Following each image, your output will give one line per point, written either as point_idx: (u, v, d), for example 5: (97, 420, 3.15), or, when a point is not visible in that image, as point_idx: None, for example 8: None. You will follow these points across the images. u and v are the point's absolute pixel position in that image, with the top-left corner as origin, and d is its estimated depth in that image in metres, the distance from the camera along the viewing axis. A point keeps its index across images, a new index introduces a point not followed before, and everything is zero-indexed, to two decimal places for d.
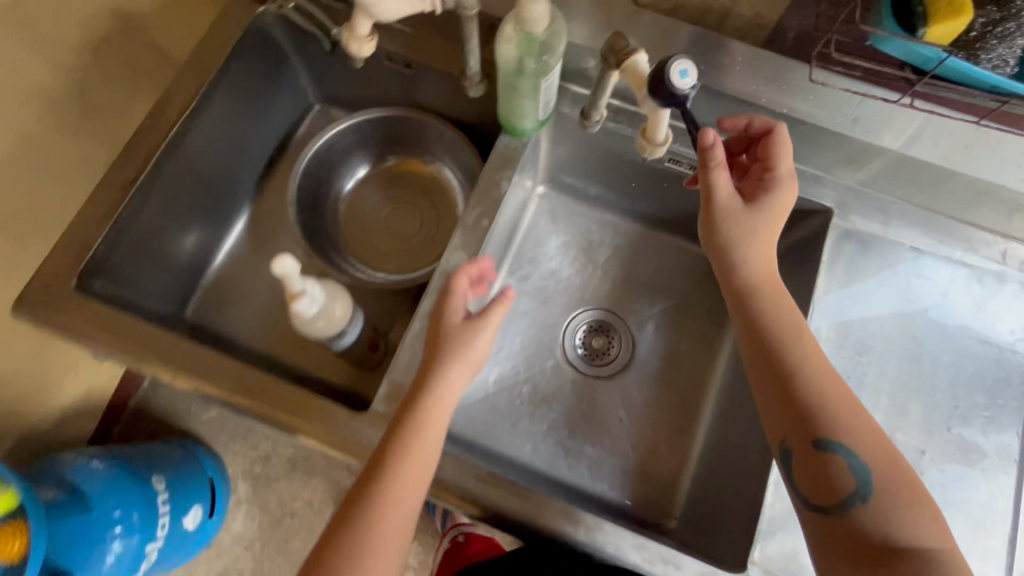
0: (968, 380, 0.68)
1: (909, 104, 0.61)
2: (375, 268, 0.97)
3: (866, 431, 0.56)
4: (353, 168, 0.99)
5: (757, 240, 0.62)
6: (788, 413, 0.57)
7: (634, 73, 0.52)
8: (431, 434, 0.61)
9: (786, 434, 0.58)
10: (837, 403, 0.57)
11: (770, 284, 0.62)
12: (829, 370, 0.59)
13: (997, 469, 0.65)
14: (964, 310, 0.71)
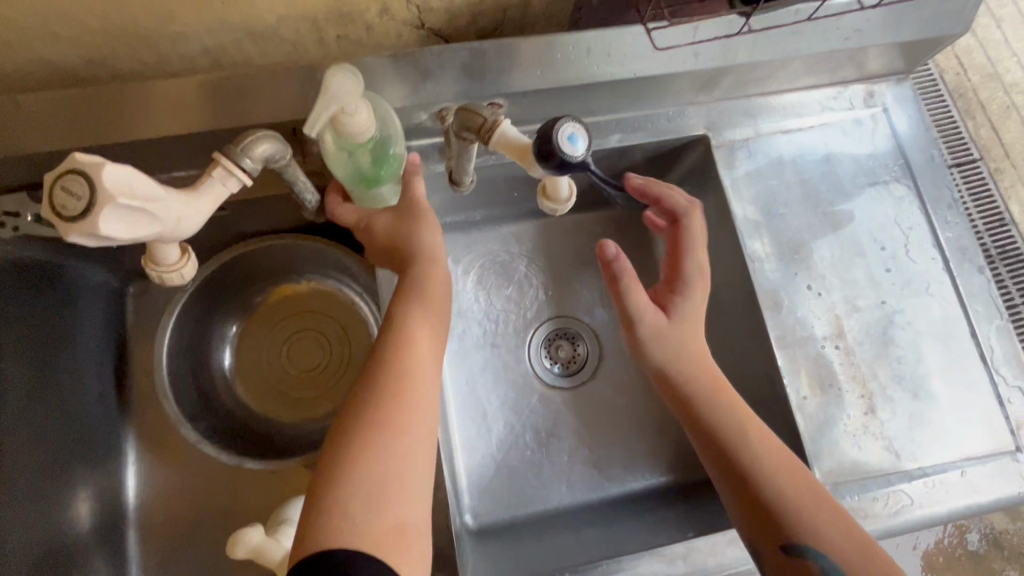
0: (883, 218, 0.73)
1: (747, 30, 0.62)
2: (309, 421, 0.82)
3: (830, 525, 0.57)
4: (222, 333, 0.83)
5: (682, 355, 0.66)
6: (755, 513, 0.59)
7: (509, 143, 0.46)
8: (413, 370, 0.56)
9: (753, 539, 0.59)
10: (798, 494, 0.58)
11: (712, 392, 0.64)
12: (789, 462, 0.60)
13: (937, 284, 0.71)
14: (849, 164, 0.75)
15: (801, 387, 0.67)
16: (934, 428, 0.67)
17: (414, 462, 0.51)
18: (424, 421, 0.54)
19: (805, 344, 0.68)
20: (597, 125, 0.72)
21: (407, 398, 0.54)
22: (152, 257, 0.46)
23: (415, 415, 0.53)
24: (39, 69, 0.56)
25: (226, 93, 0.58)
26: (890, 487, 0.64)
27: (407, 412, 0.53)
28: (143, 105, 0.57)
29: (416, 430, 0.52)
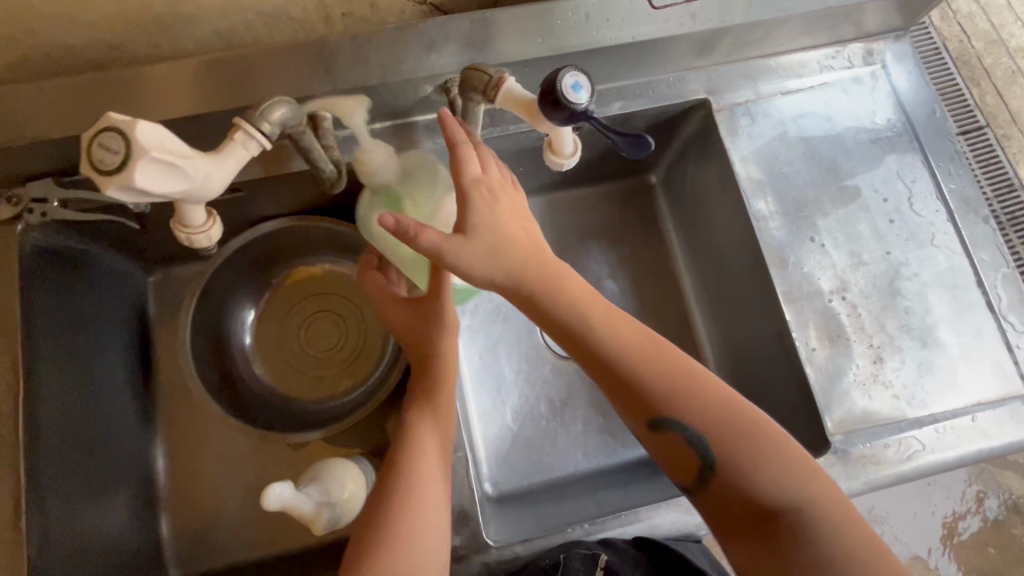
0: (886, 172, 0.74)
1: None
2: (327, 399, 0.84)
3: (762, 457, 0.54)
4: (242, 314, 0.86)
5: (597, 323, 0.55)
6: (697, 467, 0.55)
7: (515, 100, 0.47)
8: (427, 472, 0.59)
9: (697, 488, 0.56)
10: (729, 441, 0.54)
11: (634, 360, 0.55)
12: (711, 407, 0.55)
13: (942, 235, 0.72)
14: (850, 122, 0.76)
15: (810, 339, 0.68)
16: (944, 376, 0.68)
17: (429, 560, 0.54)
18: (431, 506, 0.57)
19: (812, 298, 0.69)
20: (598, 94, 0.73)
21: (420, 489, 0.57)
22: (180, 219, 0.49)
23: (424, 504, 0.56)
24: (62, 57, 0.58)
25: (239, 73, 0.60)
26: (901, 433, 0.65)
27: (419, 505, 0.56)
28: (165, 85, 0.59)
29: (426, 523, 0.55)
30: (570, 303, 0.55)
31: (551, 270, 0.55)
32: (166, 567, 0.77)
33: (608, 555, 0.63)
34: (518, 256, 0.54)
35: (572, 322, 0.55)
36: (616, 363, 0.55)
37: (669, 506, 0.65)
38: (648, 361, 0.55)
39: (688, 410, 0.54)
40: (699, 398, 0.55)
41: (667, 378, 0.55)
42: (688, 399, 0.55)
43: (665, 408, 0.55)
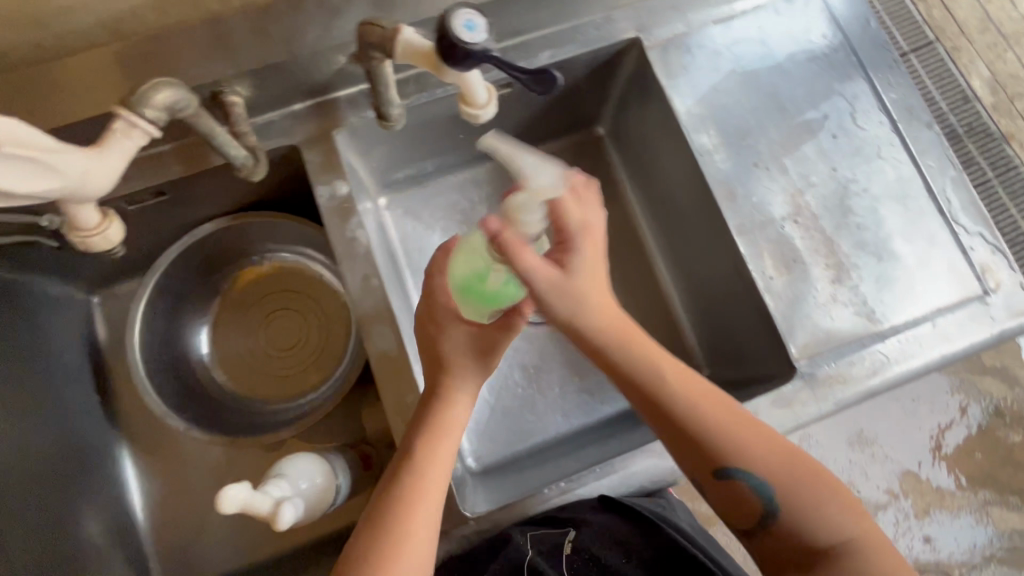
0: (825, 90, 0.72)
1: None
2: (295, 396, 0.83)
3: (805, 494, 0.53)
4: (195, 325, 0.83)
5: (648, 356, 0.55)
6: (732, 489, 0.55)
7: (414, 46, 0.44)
8: (427, 493, 0.53)
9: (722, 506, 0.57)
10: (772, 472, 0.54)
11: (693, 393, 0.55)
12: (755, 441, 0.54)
13: (888, 147, 0.71)
14: (786, 44, 0.74)
15: (766, 268, 0.67)
16: (901, 287, 0.68)
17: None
18: (428, 533, 0.52)
19: (765, 227, 0.68)
20: (525, 44, 0.71)
21: (414, 511, 0.52)
22: (73, 223, 0.51)
23: (424, 530, 0.52)
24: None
25: (138, 64, 0.56)
26: (863, 348, 0.66)
27: (416, 532, 0.52)
28: (63, 85, 0.55)
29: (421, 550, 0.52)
30: (638, 357, 0.54)
31: (631, 327, 0.54)
32: None
33: (576, 533, 0.66)
34: (604, 318, 0.53)
35: (626, 363, 0.54)
36: (685, 413, 0.54)
37: (645, 452, 0.65)
38: (711, 405, 0.55)
39: (749, 454, 0.54)
40: (746, 434, 0.55)
41: (701, 401, 0.55)
42: (754, 443, 0.54)
43: (729, 456, 0.54)
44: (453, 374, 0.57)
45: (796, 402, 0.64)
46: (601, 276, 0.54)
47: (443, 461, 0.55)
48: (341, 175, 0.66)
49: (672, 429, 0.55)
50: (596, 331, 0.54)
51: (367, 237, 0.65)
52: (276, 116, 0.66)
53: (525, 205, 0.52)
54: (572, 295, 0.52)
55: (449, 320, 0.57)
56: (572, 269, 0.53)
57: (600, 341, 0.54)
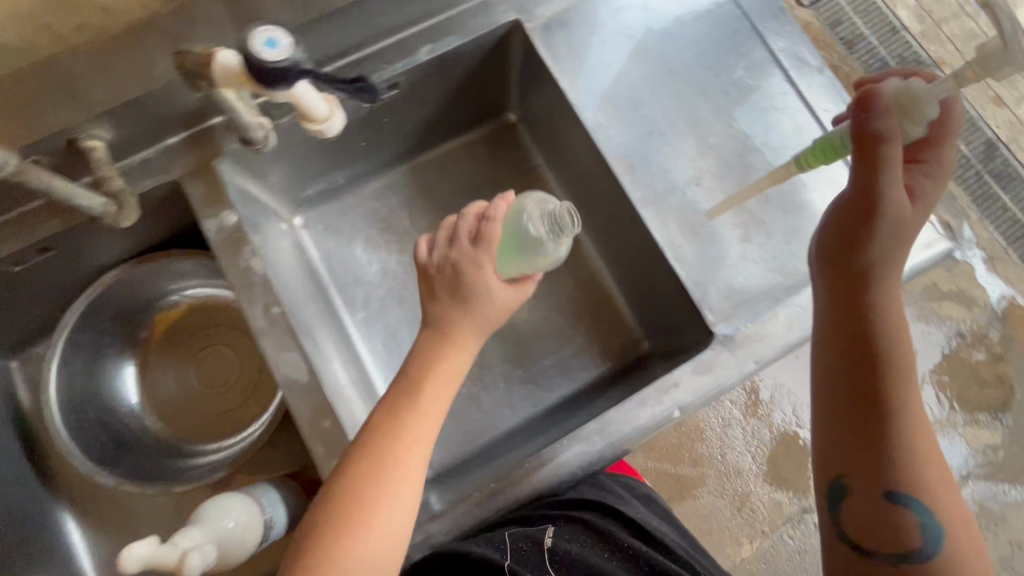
0: (714, 48, 0.71)
1: None
2: (238, 431, 0.82)
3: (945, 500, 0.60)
4: (119, 375, 0.80)
5: (913, 411, 0.60)
6: (866, 459, 0.61)
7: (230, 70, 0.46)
8: (396, 473, 0.57)
9: (850, 474, 0.62)
10: (920, 460, 0.60)
11: (920, 441, 0.60)
12: (931, 471, 0.60)
13: (782, 98, 0.70)
14: (671, 6, 0.72)
15: (672, 237, 0.66)
16: (809, 236, 0.67)
17: (375, 555, 0.55)
18: (394, 514, 0.56)
19: (668, 196, 0.68)
20: (402, 43, 0.68)
21: (383, 487, 0.57)
22: None
23: (386, 507, 0.56)
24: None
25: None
26: (779, 302, 0.65)
27: (379, 506, 0.56)
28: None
29: (383, 526, 0.56)
30: (906, 378, 0.60)
31: (890, 357, 0.60)
32: None
33: (553, 529, 0.73)
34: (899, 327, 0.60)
35: (888, 355, 0.60)
36: (897, 431, 0.60)
37: (573, 441, 0.63)
38: (920, 437, 0.60)
39: (930, 494, 0.60)
40: (940, 491, 0.60)
41: (908, 438, 0.60)
42: (934, 484, 0.60)
43: (901, 480, 0.60)
44: (482, 305, 0.63)
45: (716, 366, 0.64)
46: (906, 243, 0.58)
47: (418, 442, 0.59)
48: (227, 206, 0.64)
49: (875, 417, 0.60)
50: (886, 356, 0.60)
51: (263, 265, 0.63)
52: (150, 153, 0.64)
53: (912, 109, 0.52)
54: (875, 226, 0.57)
55: (488, 257, 0.64)
56: (892, 341, 0.60)
57: (879, 367, 0.60)
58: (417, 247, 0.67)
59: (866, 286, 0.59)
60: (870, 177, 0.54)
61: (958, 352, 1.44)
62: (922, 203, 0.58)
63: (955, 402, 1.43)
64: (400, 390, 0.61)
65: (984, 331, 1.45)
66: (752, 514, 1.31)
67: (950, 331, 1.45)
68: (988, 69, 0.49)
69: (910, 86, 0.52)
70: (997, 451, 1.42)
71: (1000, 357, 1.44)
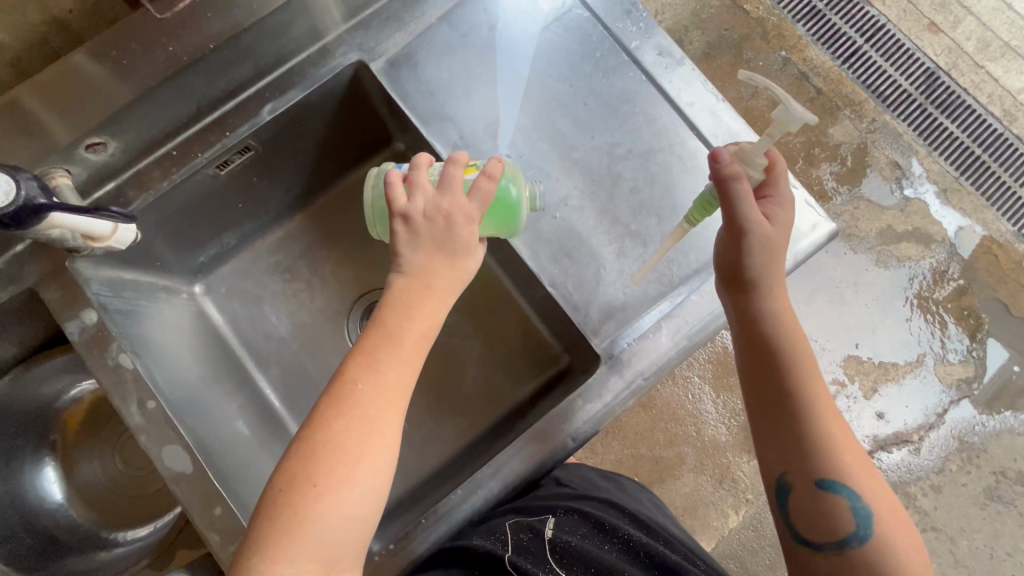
0: (568, 59, 0.69)
1: None
2: (164, 510, 0.83)
3: (867, 477, 0.58)
4: (40, 479, 0.79)
5: (821, 390, 0.59)
6: (792, 450, 0.58)
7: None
8: (380, 429, 0.54)
9: (782, 468, 0.59)
10: (832, 444, 0.58)
11: (828, 405, 0.59)
12: (845, 446, 0.58)
13: (645, 99, 0.68)
14: (518, 21, 0.69)
15: (546, 263, 0.65)
16: (687, 240, 0.66)
17: (348, 516, 0.52)
18: (374, 474, 0.53)
19: (538, 221, 0.66)
20: (243, 106, 0.67)
21: (365, 441, 0.53)
22: None
23: (369, 458, 0.53)
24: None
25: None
26: (664, 314, 0.64)
27: (361, 458, 0.53)
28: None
29: (365, 482, 0.53)
30: (808, 368, 0.59)
31: (792, 350, 0.59)
32: None
33: (555, 520, 0.65)
34: (788, 328, 0.60)
35: (782, 352, 0.59)
36: (810, 423, 0.58)
37: (468, 490, 0.64)
38: (835, 423, 0.59)
39: (854, 479, 0.57)
40: (865, 476, 0.58)
41: (826, 421, 0.58)
42: (853, 459, 0.58)
43: (826, 465, 0.57)
44: (463, 257, 0.60)
45: (605, 390, 0.63)
46: (778, 252, 0.60)
47: (398, 397, 0.56)
48: (86, 305, 0.63)
49: (789, 410, 0.59)
50: (786, 334, 0.60)
51: (132, 360, 0.62)
52: (1, 264, 0.63)
53: (746, 157, 0.57)
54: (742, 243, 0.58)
55: (477, 214, 0.59)
56: (792, 326, 0.60)
57: (779, 359, 0.59)
58: (390, 188, 0.59)
59: (752, 290, 0.60)
60: (731, 210, 0.57)
61: (922, 292, 1.30)
62: (783, 221, 0.60)
63: (967, 348, 1.28)
64: (378, 334, 0.57)
65: (945, 268, 1.31)
66: (734, 485, 1.23)
67: (911, 273, 1.30)
68: (785, 123, 0.54)
69: (741, 147, 0.58)
70: (972, 385, 1.27)
71: (964, 291, 1.30)
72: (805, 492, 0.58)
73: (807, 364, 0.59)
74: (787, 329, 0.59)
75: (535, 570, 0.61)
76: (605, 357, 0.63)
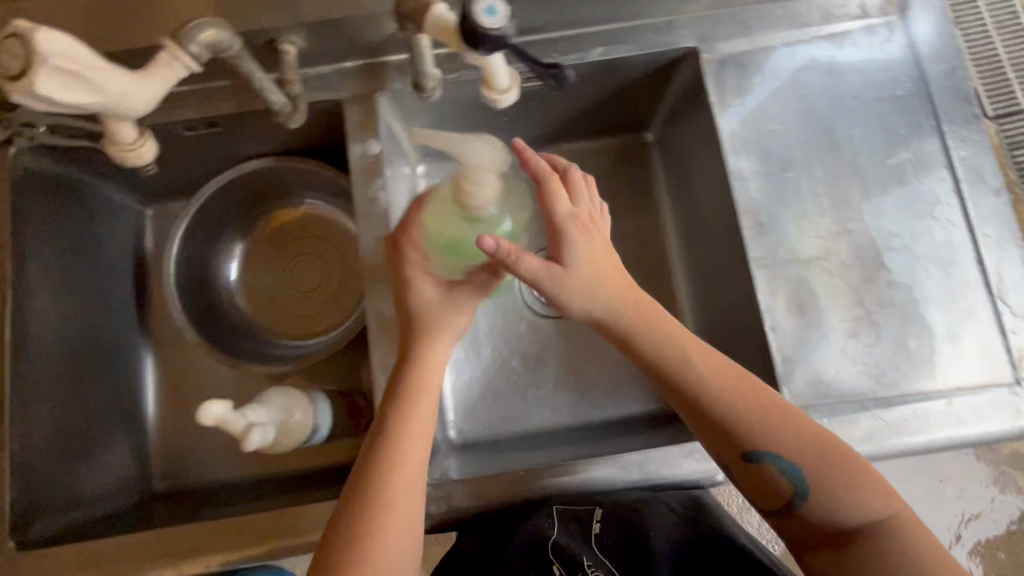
0: (887, 136, 0.68)
1: None
2: (311, 335, 0.87)
3: (790, 430, 0.55)
4: (229, 254, 0.88)
5: (708, 376, 0.57)
6: (719, 443, 0.57)
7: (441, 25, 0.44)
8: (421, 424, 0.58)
9: (719, 457, 0.58)
10: (749, 424, 0.56)
11: (723, 389, 0.56)
12: (752, 415, 0.56)
13: (943, 207, 0.66)
14: (857, 80, 0.69)
15: (779, 310, 0.65)
16: (921, 354, 0.63)
17: (402, 539, 0.54)
18: (401, 485, 0.55)
19: (787, 265, 0.66)
20: (578, 38, 0.70)
21: (387, 482, 0.55)
22: (111, 137, 0.51)
23: (395, 491, 0.54)
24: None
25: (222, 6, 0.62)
26: (866, 411, 0.62)
27: (389, 493, 0.54)
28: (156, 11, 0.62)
29: (399, 509, 0.54)
30: (699, 374, 0.57)
31: (678, 350, 0.58)
32: (149, 479, 0.80)
33: (603, 512, 0.63)
34: (664, 343, 0.58)
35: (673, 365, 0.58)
36: (722, 422, 0.56)
37: (609, 468, 0.63)
38: (743, 395, 0.56)
39: (780, 443, 0.55)
40: (788, 427, 0.56)
41: (735, 407, 0.56)
42: (775, 430, 0.55)
43: (753, 442, 0.55)
44: (445, 288, 0.61)
45: None
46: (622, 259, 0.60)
47: (410, 423, 0.58)
48: (374, 136, 0.69)
49: (695, 418, 0.58)
50: (659, 341, 0.58)
51: (387, 199, 0.68)
52: (328, 69, 0.70)
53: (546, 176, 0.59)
54: (581, 291, 0.57)
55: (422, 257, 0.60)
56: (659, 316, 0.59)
57: (669, 379, 0.58)
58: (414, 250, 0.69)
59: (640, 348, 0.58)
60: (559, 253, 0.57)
61: None
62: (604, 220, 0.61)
63: None
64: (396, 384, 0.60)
65: None
66: None
67: None
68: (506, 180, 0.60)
69: (539, 169, 0.59)
70: None
71: None
72: (755, 470, 0.56)
73: (697, 370, 0.57)
74: (649, 321, 0.59)
75: (575, 548, 0.61)
76: None
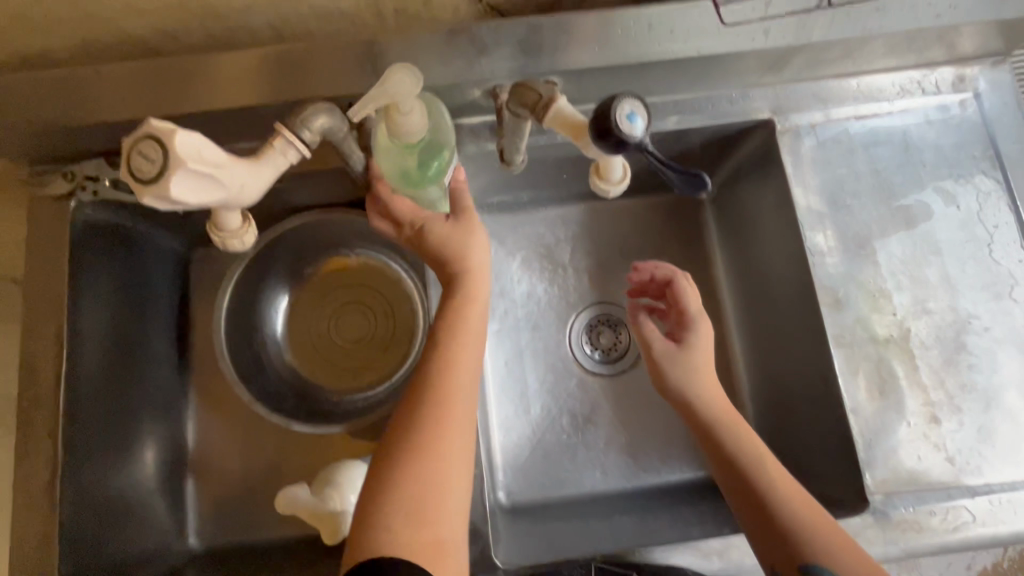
0: (963, 215, 0.68)
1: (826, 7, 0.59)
2: (356, 390, 0.84)
3: (851, 549, 0.54)
4: (275, 303, 0.86)
5: (773, 469, 0.60)
6: (770, 539, 0.57)
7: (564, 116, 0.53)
8: (457, 379, 0.56)
9: (771, 560, 0.56)
10: (809, 522, 0.56)
11: (785, 485, 0.59)
12: (810, 518, 0.56)
13: (1022, 288, 0.66)
14: (932, 157, 0.69)
15: (859, 390, 0.64)
16: (1005, 441, 0.62)
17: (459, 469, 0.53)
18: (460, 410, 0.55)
19: (866, 345, 0.65)
20: (654, 107, 0.70)
21: (448, 403, 0.54)
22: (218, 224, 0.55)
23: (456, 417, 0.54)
24: (84, 38, 0.60)
25: (280, 73, 0.61)
26: (952, 500, 0.60)
27: (450, 415, 0.54)
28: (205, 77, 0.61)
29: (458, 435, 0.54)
30: (759, 456, 0.61)
31: (745, 434, 0.63)
32: (188, 539, 0.76)
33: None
34: (732, 424, 0.63)
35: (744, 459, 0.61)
36: (779, 513, 0.57)
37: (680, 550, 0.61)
38: (801, 501, 0.57)
39: (838, 558, 0.54)
40: (843, 549, 0.54)
41: (792, 500, 0.57)
42: (831, 541, 0.55)
43: (808, 547, 0.55)
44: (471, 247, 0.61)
45: (862, 535, 0.60)
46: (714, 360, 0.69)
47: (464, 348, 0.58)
48: None
49: (750, 504, 0.59)
50: (731, 422, 0.64)
51: None
52: None
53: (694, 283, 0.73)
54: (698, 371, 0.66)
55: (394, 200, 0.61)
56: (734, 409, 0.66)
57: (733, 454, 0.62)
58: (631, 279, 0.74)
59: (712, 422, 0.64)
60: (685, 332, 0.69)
61: None
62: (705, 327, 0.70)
63: None
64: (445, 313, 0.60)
65: None
66: None
67: None
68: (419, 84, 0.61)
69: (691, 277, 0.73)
70: None
71: None
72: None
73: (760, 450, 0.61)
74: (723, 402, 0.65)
75: None
76: (875, 506, 0.60)
